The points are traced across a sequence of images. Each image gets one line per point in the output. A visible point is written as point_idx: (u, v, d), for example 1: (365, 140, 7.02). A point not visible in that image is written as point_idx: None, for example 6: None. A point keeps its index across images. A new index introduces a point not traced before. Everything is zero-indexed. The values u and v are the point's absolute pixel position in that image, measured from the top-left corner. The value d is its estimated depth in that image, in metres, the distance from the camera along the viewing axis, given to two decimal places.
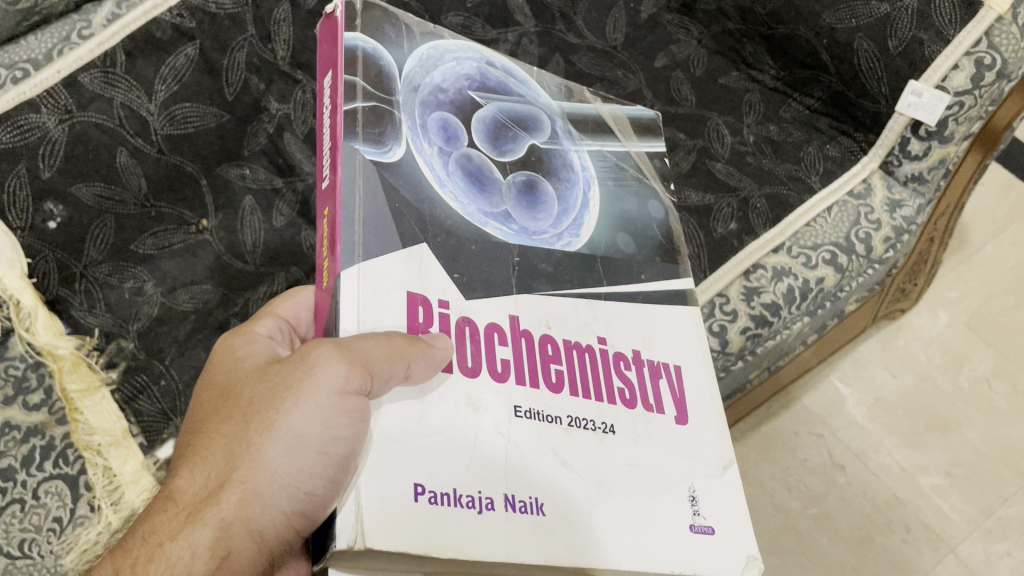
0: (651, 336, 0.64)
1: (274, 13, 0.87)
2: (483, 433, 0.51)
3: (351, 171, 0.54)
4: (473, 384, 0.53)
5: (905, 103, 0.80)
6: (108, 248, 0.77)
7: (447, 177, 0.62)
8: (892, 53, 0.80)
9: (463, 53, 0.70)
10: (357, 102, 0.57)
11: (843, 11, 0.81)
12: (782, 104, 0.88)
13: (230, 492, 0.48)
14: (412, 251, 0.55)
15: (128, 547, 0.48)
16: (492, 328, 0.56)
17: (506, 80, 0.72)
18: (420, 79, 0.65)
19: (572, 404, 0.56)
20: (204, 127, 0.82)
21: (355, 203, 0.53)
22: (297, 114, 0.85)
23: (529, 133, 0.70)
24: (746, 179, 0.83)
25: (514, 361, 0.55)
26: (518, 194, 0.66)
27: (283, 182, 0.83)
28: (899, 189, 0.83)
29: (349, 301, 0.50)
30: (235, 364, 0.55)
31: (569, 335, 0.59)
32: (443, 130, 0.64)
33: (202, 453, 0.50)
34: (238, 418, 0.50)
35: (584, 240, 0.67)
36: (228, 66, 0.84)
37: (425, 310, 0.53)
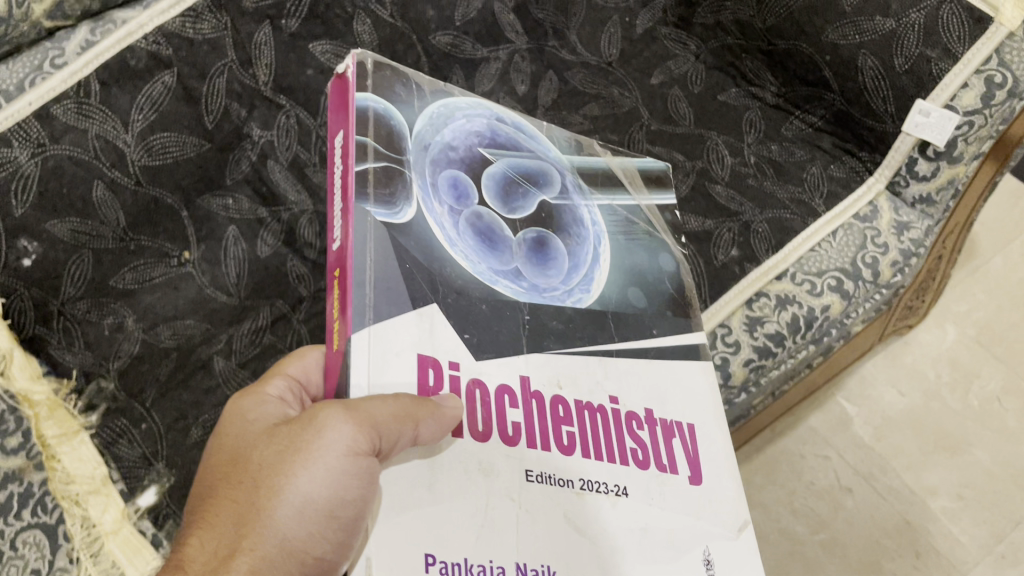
0: (664, 393, 0.60)
1: (255, 37, 0.79)
2: (493, 500, 0.48)
3: (363, 230, 0.52)
4: (483, 447, 0.50)
5: (912, 123, 0.76)
6: (86, 283, 0.74)
7: (457, 236, 0.59)
8: (898, 70, 0.76)
9: (474, 110, 0.67)
10: (368, 162, 0.55)
11: (846, 27, 0.78)
12: (784, 121, 0.85)
13: (238, 560, 0.45)
14: (422, 312, 0.52)
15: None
16: (503, 390, 0.53)
17: (516, 136, 0.69)
18: (431, 137, 0.62)
19: (585, 466, 0.53)
20: (183, 156, 0.78)
21: (366, 263, 0.51)
22: (281, 140, 0.81)
23: (540, 188, 0.67)
24: (747, 204, 0.80)
25: (526, 423, 0.53)
26: (528, 251, 0.63)
27: (267, 211, 0.81)
28: (906, 211, 0.80)
29: (360, 362, 0.48)
30: (240, 424, 0.52)
31: (581, 395, 0.56)
32: (453, 188, 0.61)
33: (212, 519, 0.47)
34: (246, 482, 0.47)
35: (596, 296, 0.64)
36: (207, 94, 0.78)
37: (435, 373, 0.51)
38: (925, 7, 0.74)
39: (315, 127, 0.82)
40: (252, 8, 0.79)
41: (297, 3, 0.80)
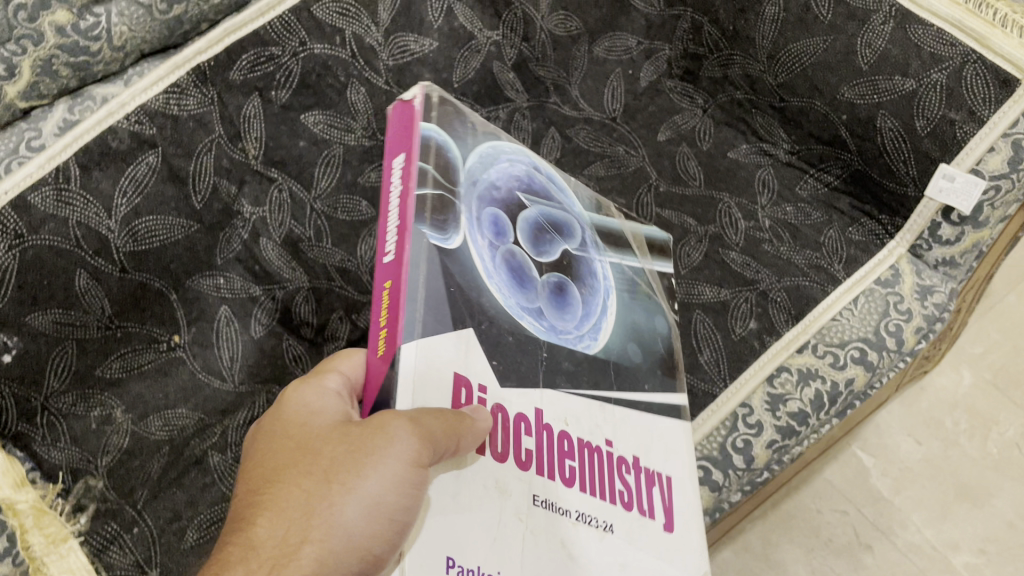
0: (648, 442, 0.61)
1: (244, 110, 0.74)
2: (505, 518, 0.48)
3: (417, 252, 0.49)
4: (501, 465, 0.50)
5: (935, 188, 0.73)
6: (71, 376, 0.70)
7: (494, 270, 0.56)
8: (920, 133, 0.73)
9: (517, 156, 0.64)
10: (427, 187, 0.52)
11: (863, 85, 0.75)
12: (798, 180, 0.82)
13: (307, 549, 0.43)
14: (462, 335, 0.51)
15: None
16: (520, 417, 0.53)
17: (549, 187, 0.66)
18: (479, 173, 0.59)
19: (581, 501, 0.53)
20: (171, 240, 0.73)
21: (419, 283, 0.49)
22: (273, 216, 0.77)
23: (564, 238, 0.64)
24: (763, 271, 0.77)
25: (538, 453, 0.52)
26: (549, 294, 0.60)
27: (261, 289, 0.77)
28: (928, 274, 0.76)
29: (407, 377, 0.47)
30: (294, 413, 0.49)
31: (584, 433, 0.56)
32: (493, 224, 0.58)
33: (274, 506, 0.44)
34: (315, 472, 0.45)
35: (601, 346, 0.62)
36: (195, 173, 0.73)
37: (468, 393, 0.50)
38: (947, 68, 0.71)
39: (310, 199, 0.78)
40: (240, 80, 0.74)
41: (287, 72, 0.75)
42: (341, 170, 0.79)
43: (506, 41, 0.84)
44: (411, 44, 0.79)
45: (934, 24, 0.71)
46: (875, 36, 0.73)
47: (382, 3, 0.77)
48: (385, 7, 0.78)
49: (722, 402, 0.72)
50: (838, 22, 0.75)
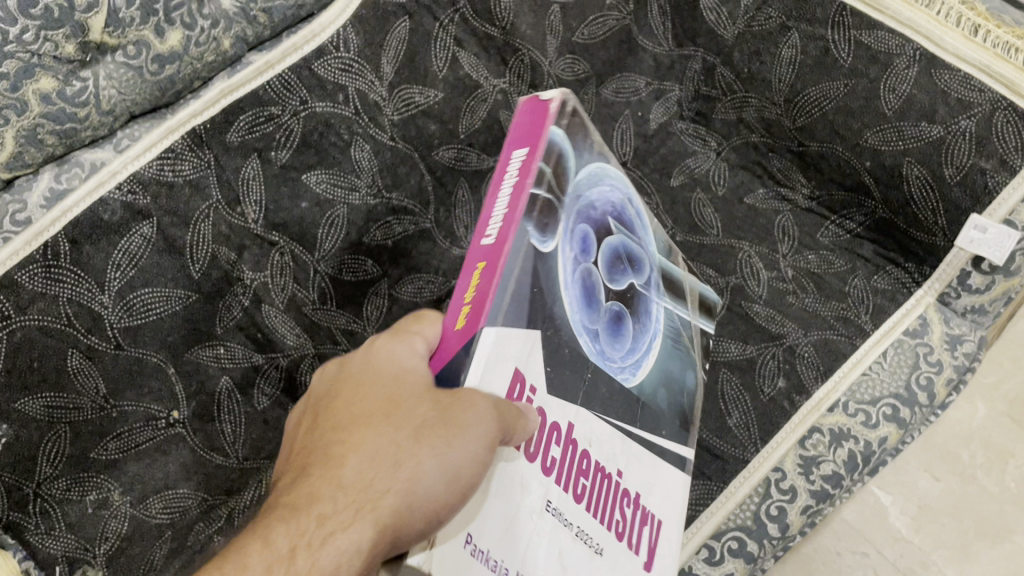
0: (652, 482, 0.62)
1: (242, 173, 0.70)
2: (520, 516, 0.50)
3: (517, 245, 0.51)
4: (526, 464, 0.51)
5: (966, 238, 0.71)
6: (65, 460, 0.65)
7: (570, 282, 0.56)
8: (949, 181, 0.71)
9: (615, 185, 0.65)
10: (540, 188, 0.53)
11: (889, 131, 0.72)
12: (819, 228, 0.79)
13: (388, 497, 0.46)
14: (529, 335, 0.51)
15: (271, 519, 0.45)
16: (555, 427, 0.53)
17: (636, 221, 0.67)
18: (582, 189, 0.60)
19: (586, 519, 0.54)
20: (169, 312, 0.68)
21: (511, 274, 0.50)
22: (276, 281, 0.73)
23: (635, 272, 0.64)
24: (788, 324, 0.74)
25: (561, 462, 0.53)
26: (608, 321, 0.60)
27: (263, 357, 0.74)
28: (958, 322, 0.74)
29: (478, 362, 0.48)
30: (384, 363, 0.51)
31: (603, 456, 0.57)
32: (581, 239, 0.58)
33: (361, 452, 0.48)
34: (402, 427, 0.48)
35: (635, 383, 0.62)
36: (193, 242, 0.69)
37: (520, 389, 0.51)
38: (977, 114, 0.69)
39: (314, 262, 0.74)
40: (238, 142, 0.69)
41: (287, 131, 0.70)
42: (345, 231, 0.74)
43: (513, 89, 0.80)
44: (416, 95, 0.75)
45: (962, 69, 0.69)
46: (899, 81, 0.71)
47: (386, 55, 0.73)
48: (387, 59, 0.73)
49: (752, 469, 0.70)
50: (859, 65, 0.73)
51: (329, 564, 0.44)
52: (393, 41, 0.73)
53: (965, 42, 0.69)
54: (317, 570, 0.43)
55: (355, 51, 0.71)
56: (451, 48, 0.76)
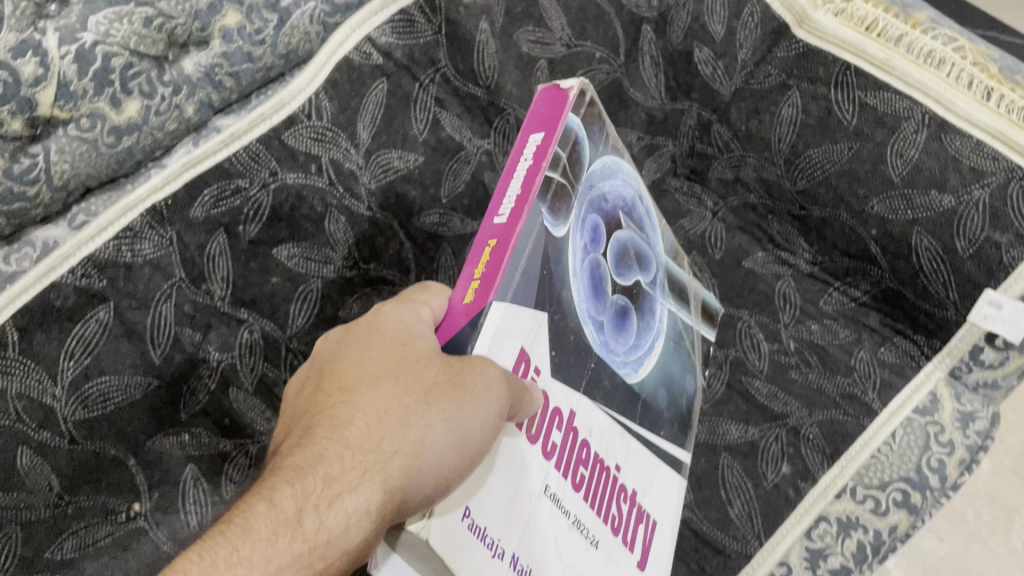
0: (650, 482, 0.62)
1: (206, 250, 0.64)
2: (520, 495, 0.50)
3: (529, 226, 0.49)
4: (526, 445, 0.52)
5: (980, 314, 0.66)
6: (16, 560, 0.60)
7: (581, 272, 0.56)
8: (962, 254, 0.66)
9: (629, 179, 0.65)
10: (555, 172, 0.51)
11: (897, 199, 0.68)
12: (822, 294, 0.75)
13: (396, 459, 0.47)
14: (537, 317, 0.51)
15: (276, 481, 0.45)
16: (556, 412, 0.54)
17: (645, 219, 0.67)
18: (598, 180, 0.59)
19: (583, 510, 0.54)
20: (128, 401, 0.63)
21: (522, 254, 0.48)
22: (244, 362, 0.68)
23: (642, 270, 0.64)
24: (792, 403, 0.71)
25: (561, 449, 0.54)
26: (614, 314, 0.60)
27: (232, 445, 0.70)
28: (969, 398, 0.69)
29: (487, 334, 0.48)
30: (392, 327, 0.52)
31: (602, 448, 0.57)
32: (594, 231, 0.58)
33: (368, 411, 0.49)
34: (412, 391, 0.49)
35: (637, 380, 0.62)
36: (154, 325, 0.63)
37: (525, 368, 0.51)
38: (989, 184, 0.64)
39: (285, 338, 0.69)
40: (202, 218, 0.64)
41: (256, 205, 0.65)
42: (319, 305, 0.70)
43: (498, 149, 0.77)
44: (395, 160, 0.70)
45: (973, 134, 0.65)
46: (907, 145, 0.67)
47: (361, 120, 0.68)
48: (364, 124, 0.68)
49: (757, 563, 0.66)
50: (864, 128, 0.69)
51: (338, 526, 0.45)
52: (369, 104, 0.68)
53: (978, 107, 0.65)
54: (325, 530, 0.45)
55: (329, 119, 0.66)
56: (431, 109, 0.71)
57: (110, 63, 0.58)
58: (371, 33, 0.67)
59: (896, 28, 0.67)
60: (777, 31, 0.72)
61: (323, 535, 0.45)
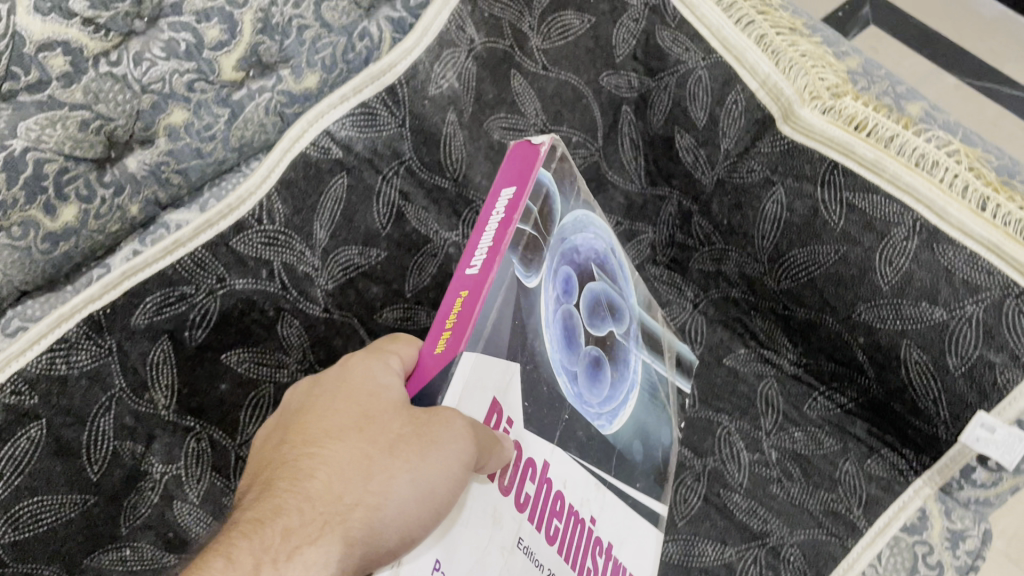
0: (625, 536, 0.58)
1: (149, 358, 0.60)
2: (491, 550, 0.45)
3: (502, 275, 0.45)
4: (499, 496, 0.47)
5: (972, 436, 0.62)
6: None
7: (554, 323, 0.51)
8: (953, 371, 0.62)
9: (603, 232, 0.61)
10: (528, 223, 0.47)
11: (885, 308, 0.65)
12: (806, 398, 0.72)
13: (358, 511, 0.42)
14: (509, 365, 0.46)
15: (232, 535, 0.39)
16: (530, 463, 0.49)
17: (618, 273, 0.62)
18: (570, 233, 0.55)
19: (556, 563, 0.50)
20: (62, 519, 0.57)
21: (492, 308, 0.44)
22: (189, 472, 0.63)
23: (615, 321, 0.60)
24: (773, 519, 0.67)
25: (536, 500, 0.49)
26: (588, 365, 0.55)
27: (175, 558, 0.62)
28: (959, 515, 0.65)
29: (457, 385, 0.43)
30: (355, 381, 0.47)
31: (577, 499, 0.53)
32: (566, 282, 0.54)
33: (329, 463, 0.43)
34: (376, 440, 0.44)
35: (613, 432, 0.58)
36: (91, 440, 0.58)
37: (496, 420, 0.46)
38: (983, 301, 0.60)
39: (234, 446, 0.65)
40: (145, 325, 0.60)
41: (203, 311, 0.61)
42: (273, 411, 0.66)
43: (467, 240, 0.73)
44: (356, 257, 0.67)
45: (967, 246, 0.61)
46: (896, 253, 0.63)
47: (319, 220, 0.65)
48: (321, 224, 0.65)
49: None
50: (852, 231, 0.65)
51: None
52: (328, 202, 0.65)
53: (973, 217, 0.60)
54: None
55: (281, 222, 0.64)
56: (395, 202, 0.68)
57: (43, 170, 0.53)
58: (330, 126, 0.65)
59: (887, 127, 0.64)
60: (761, 123, 0.68)
61: None
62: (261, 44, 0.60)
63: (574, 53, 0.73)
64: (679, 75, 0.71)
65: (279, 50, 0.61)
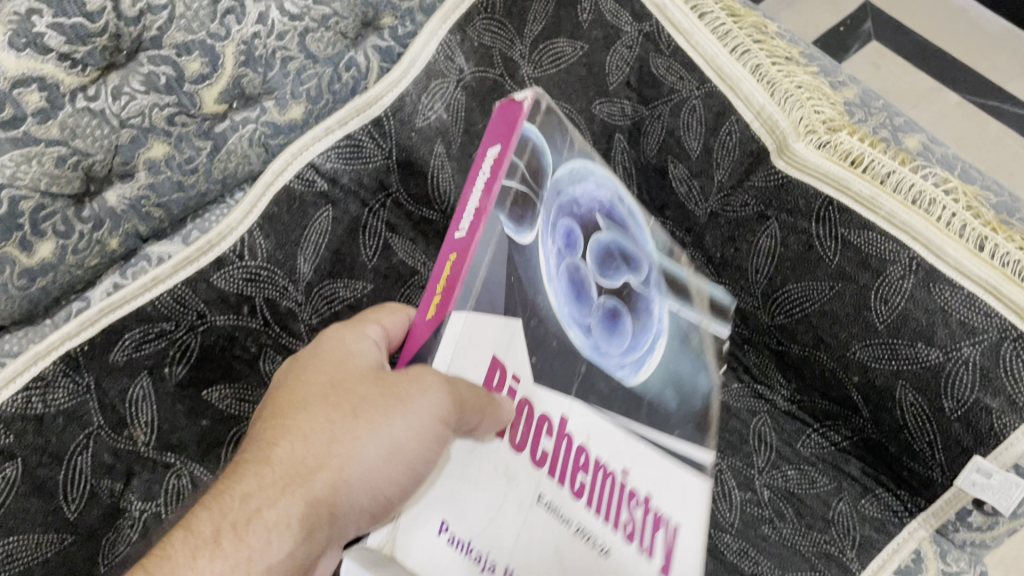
0: (672, 487, 0.52)
1: (127, 395, 0.59)
2: (506, 507, 0.44)
3: (489, 234, 0.43)
4: (511, 454, 0.46)
5: (967, 479, 0.61)
6: None
7: (555, 278, 0.49)
8: (949, 415, 0.61)
9: (606, 182, 0.56)
10: (513, 180, 0.44)
11: (880, 347, 0.63)
12: (800, 435, 0.70)
13: (324, 473, 0.44)
14: (509, 323, 0.45)
15: (201, 503, 0.43)
16: (544, 418, 0.47)
17: (630, 222, 0.58)
18: (565, 187, 0.51)
19: (588, 516, 0.47)
20: (37, 559, 0.55)
21: (481, 267, 0.43)
22: (169, 510, 0.59)
23: (631, 270, 0.56)
24: (763, 561, 0.65)
25: (555, 457, 0.47)
26: (602, 317, 0.53)
27: None
28: (955, 557, 0.65)
29: (448, 346, 0.43)
30: (333, 352, 0.48)
31: (604, 453, 0.49)
32: (566, 236, 0.50)
33: (298, 426, 0.45)
34: (344, 404, 0.46)
35: (639, 381, 0.54)
36: (67, 479, 0.57)
37: (500, 376, 0.46)
38: (981, 343, 0.59)
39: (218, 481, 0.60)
40: (124, 362, 0.59)
41: (183, 347, 0.61)
42: None
43: None
44: (341, 290, 0.66)
45: (965, 286, 0.59)
46: (892, 292, 0.62)
47: (302, 254, 0.64)
48: (305, 258, 0.64)
49: None
50: (846, 268, 0.64)
51: (257, 544, 0.42)
52: (312, 236, 0.65)
53: (971, 257, 0.59)
54: (244, 551, 0.41)
55: (264, 257, 0.63)
56: (382, 234, 0.67)
57: (17, 207, 0.52)
58: (316, 158, 0.65)
59: (883, 163, 0.63)
60: (755, 155, 0.67)
61: (241, 554, 0.41)
62: (244, 77, 0.59)
63: (565, 80, 0.71)
64: (673, 103, 0.70)
65: (263, 83, 0.60)
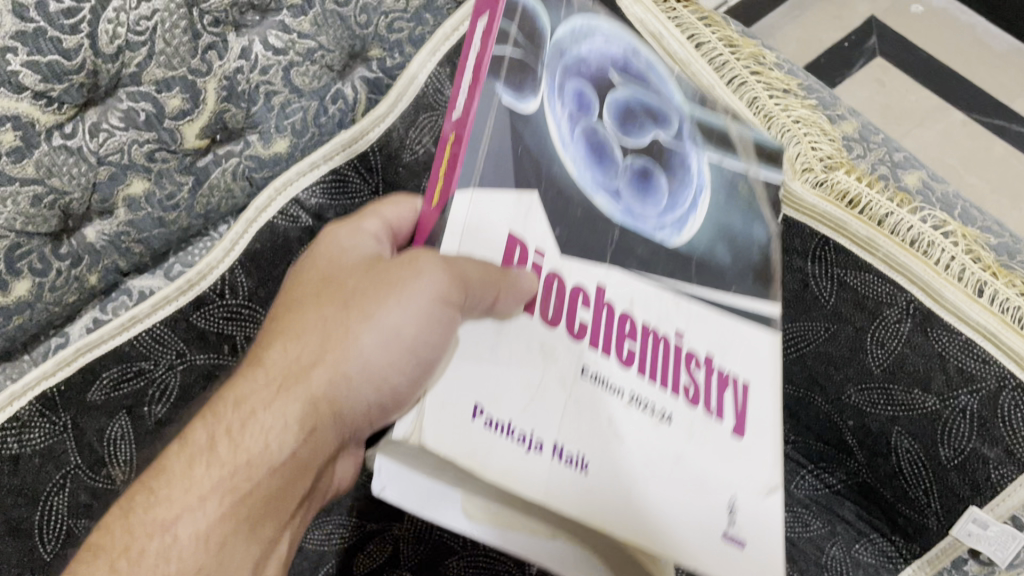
0: (737, 341, 0.47)
1: (105, 434, 0.58)
2: (546, 384, 0.38)
3: (485, 114, 0.37)
4: (543, 330, 0.39)
5: (963, 529, 0.59)
6: None
7: (570, 142, 0.42)
8: (946, 464, 0.59)
9: (617, 37, 0.49)
10: (507, 47, 0.38)
11: (876, 392, 0.62)
12: (794, 476, 0.70)
13: (319, 370, 0.40)
14: (523, 196, 0.39)
15: (197, 416, 0.41)
16: (578, 289, 0.41)
17: (654, 74, 0.50)
18: (569, 46, 0.44)
19: (641, 386, 0.41)
20: None
21: (482, 144, 0.37)
22: None
23: (660, 125, 0.48)
24: None
25: (595, 327, 0.41)
26: (634, 179, 0.46)
27: None
28: None
29: (451, 228, 0.38)
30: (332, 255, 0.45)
31: (651, 318, 0.43)
32: (578, 96, 0.44)
33: (292, 325, 0.41)
34: (337, 299, 0.42)
35: (685, 242, 0.47)
36: (44, 520, 0.55)
37: (522, 252, 0.40)
38: (979, 392, 0.57)
39: None
40: (101, 401, 0.58)
41: (162, 386, 0.59)
42: None
43: None
44: None
45: (962, 332, 0.57)
46: (889, 335, 0.60)
47: None
48: None
49: None
50: (841, 309, 0.62)
51: (255, 447, 0.39)
52: None
53: (968, 300, 0.56)
54: (239, 453, 0.39)
55: (247, 295, 0.62)
56: None
57: None
58: (299, 193, 0.64)
59: (880, 205, 0.61)
60: None
61: (237, 460, 0.39)
62: (226, 113, 0.57)
63: None
64: None
65: (246, 117, 0.59)
